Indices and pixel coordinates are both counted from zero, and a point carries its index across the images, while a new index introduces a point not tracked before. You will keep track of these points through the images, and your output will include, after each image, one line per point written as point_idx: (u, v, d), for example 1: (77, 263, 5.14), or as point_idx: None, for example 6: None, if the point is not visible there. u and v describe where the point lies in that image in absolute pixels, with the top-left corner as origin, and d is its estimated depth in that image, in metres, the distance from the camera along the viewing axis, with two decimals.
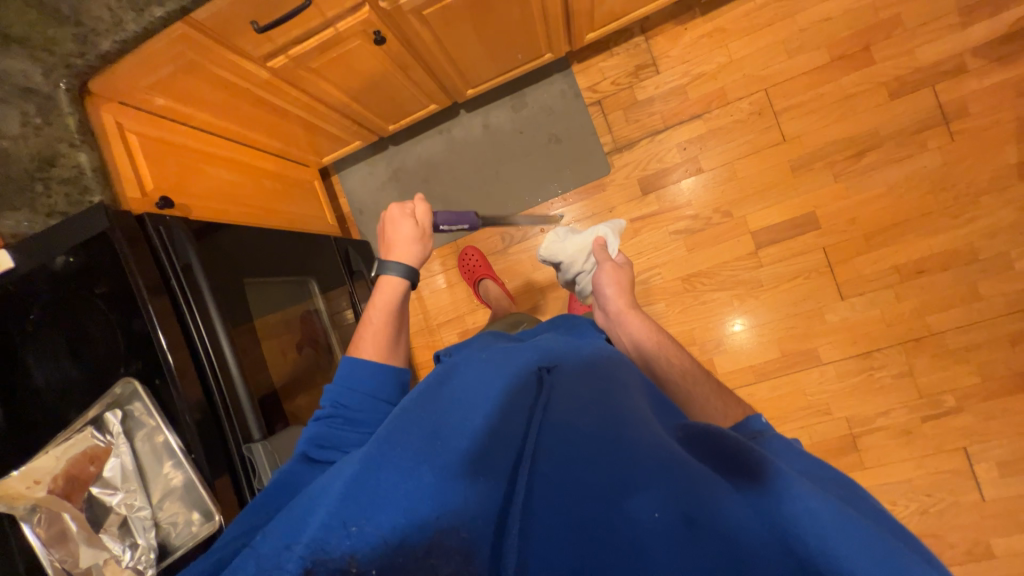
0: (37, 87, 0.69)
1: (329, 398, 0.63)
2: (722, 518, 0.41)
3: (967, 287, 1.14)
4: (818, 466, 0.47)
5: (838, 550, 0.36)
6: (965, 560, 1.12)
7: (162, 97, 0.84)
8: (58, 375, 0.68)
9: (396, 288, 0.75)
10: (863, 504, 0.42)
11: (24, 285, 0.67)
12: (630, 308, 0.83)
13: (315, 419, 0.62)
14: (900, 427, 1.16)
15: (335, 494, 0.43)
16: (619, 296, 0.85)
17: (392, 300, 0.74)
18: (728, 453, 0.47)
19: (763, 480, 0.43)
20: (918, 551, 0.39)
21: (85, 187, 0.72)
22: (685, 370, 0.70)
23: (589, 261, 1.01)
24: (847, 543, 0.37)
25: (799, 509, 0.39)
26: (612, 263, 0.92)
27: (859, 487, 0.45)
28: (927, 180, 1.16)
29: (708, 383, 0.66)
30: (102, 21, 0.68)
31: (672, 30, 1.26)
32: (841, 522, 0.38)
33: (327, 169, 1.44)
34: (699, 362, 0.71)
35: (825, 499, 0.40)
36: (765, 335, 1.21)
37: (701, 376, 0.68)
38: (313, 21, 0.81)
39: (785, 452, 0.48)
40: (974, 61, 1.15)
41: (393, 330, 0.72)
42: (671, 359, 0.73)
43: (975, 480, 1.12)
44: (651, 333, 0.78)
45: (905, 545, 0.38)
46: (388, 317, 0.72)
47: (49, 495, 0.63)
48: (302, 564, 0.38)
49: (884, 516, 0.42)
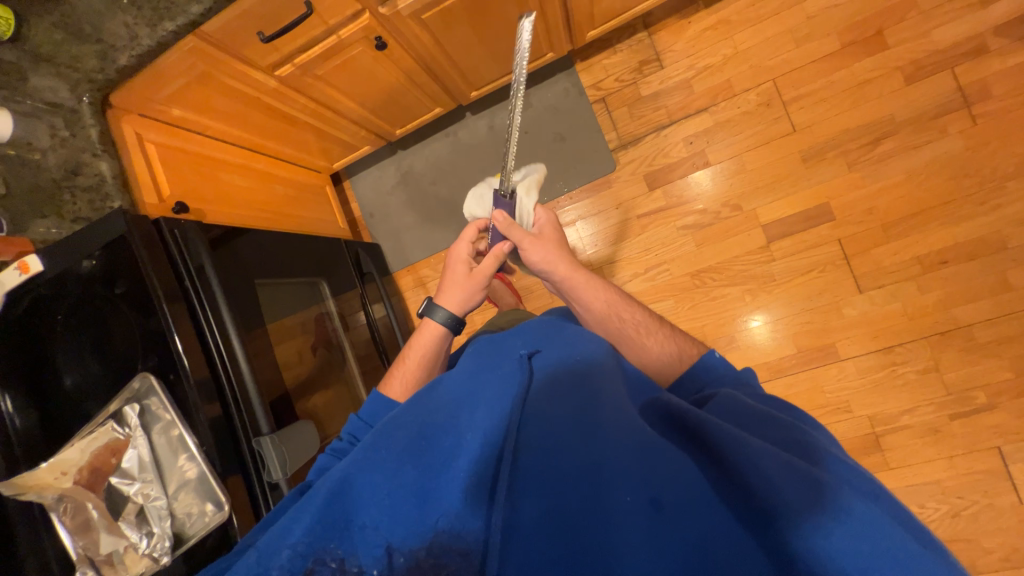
0: (63, 102, 0.75)
1: (347, 429, 0.72)
2: (684, 494, 0.46)
3: (997, 277, 1.08)
4: (779, 423, 0.51)
5: (792, 512, 0.41)
6: (1003, 567, 1.06)
7: (178, 108, 0.88)
8: (84, 372, 0.72)
9: (437, 332, 0.77)
10: (822, 456, 0.47)
11: (55, 287, 0.72)
12: (575, 268, 0.74)
13: (329, 448, 0.71)
14: (927, 426, 1.10)
15: (318, 503, 0.49)
16: (558, 259, 0.75)
17: (434, 343, 0.77)
18: (692, 427, 0.52)
19: (723, 450, 0.47)
20: (874, 492, 0.43)
21: (105, 194, 0.76)
22: (640, 325, 0.71)
23: (525, 218, 0.81)
24: (795, 497, 0.42)
25: (761, 479, 0.44)
26: (525, 237, 0.75)
27: (813, 434, 0.50)
28: (949, 166, 1.11)
29: (659, 332, 0.70)
30: (121, 38, 0.73)
31: (675, 24, 1.25)
32: (789, 478, 0.43)
33: (339, 175, 1.48)
34: (650, 312, 0.73)
35: (779, 460, 0.45)
36: (780, 331, 1.18)
37: (656, 329, 0.71)
38: (316, 29, 0.84)
39: (749, 415, 0.52)
40: (995, 41, 1.10)
41: (424, 371, 0.76)
42: (622, 318, 0.71)
43: (1011, 482, 1.06)
44: (601, 294, 0.72)
45: (857, 490, 0.43)
46: (425, 358, 0.77)
47: (75, 485, 0.67)
48: (305, 563, 0.47)
49: (844, 463, 0.46)
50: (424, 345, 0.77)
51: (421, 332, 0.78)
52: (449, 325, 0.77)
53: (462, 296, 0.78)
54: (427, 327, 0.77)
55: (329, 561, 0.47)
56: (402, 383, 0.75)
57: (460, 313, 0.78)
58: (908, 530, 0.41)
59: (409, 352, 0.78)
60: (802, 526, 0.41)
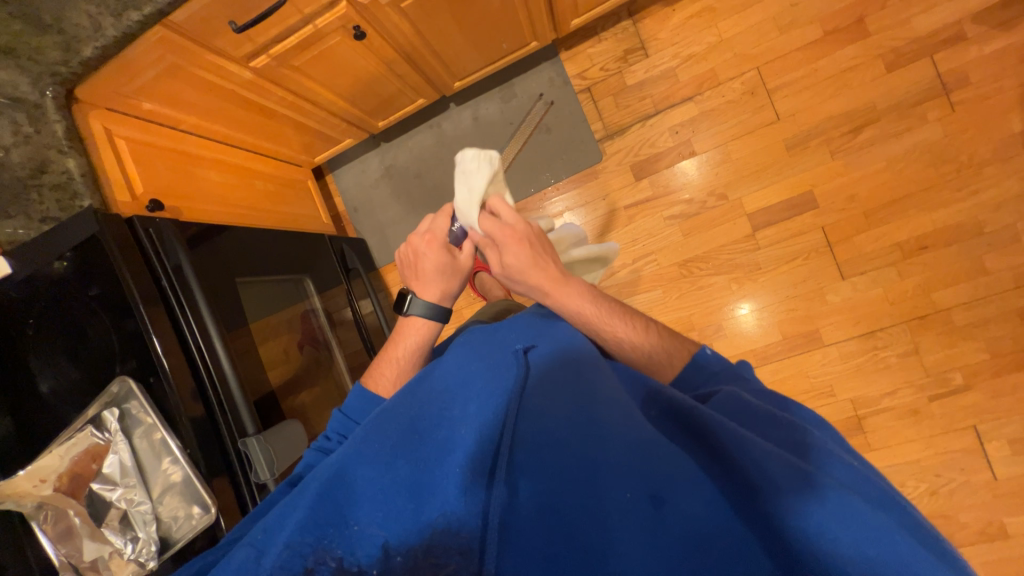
0: (24, 97, 0.71)
1: (335, 429, 0.70)
2: (685, 494, 0.47)
3: (974, 262, 1.11)
4: (784, 428, 0.51)
5: (802, 520, 0.42)
6: (978, 540, 1.10)
7: (149, 102, 0.85)
8: (61, 379, 0.70)
9: (420, 326, 0.76)
10: (831, 459, 0.47)
11: (26, 291, 0.69)
12: (563, 279, 0.70)
13: (315, 449, 0.69)
14: (907, 408, 1.13)
15: (310, 498, 0.48)
16: (540, 274, 0.69)
17: (421, 340, 0.76)
18: (696, 426, 0.51)
19: (730, 453, 0.47)
20: (878, 497, 0.45)
21: (75, 191, 0.74)
22: (625, 338, 0.66)
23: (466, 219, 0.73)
24: (800, 500, 0.43)
25: (766, 482, 0.45)
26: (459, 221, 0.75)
27: (818, 435, 0.51)
28: (928, 152, 1.13)
29: (649, 341, 0.67)
30: (83, 28, 0.69)
31: (659, 12, 1.24)
32: (794, 483, 0.44)
33: (321, 169, 1.45)
34: (637, 321, 0.68)
35: (787, 467, 0.45)
36: (766, 318, 1.19)
37: (642, 338, 0.67)
38: (290, 19, 0.82)
39: (750, 415, 0.53)
40: (973, 28, 1.11)
41: (412, 364, 0.76)
42: (606, 331, 0.67)
43: (986, 459, 1.10)
44: (588, 306, 0.68)
45: (858, 494, 0.44)
46: (414, 354, 0.76)
47: (55, 492, 0.65)
48: (305, 563, 0.45)
49: (846, 466, 0.47)
50: (410, 340, 0.76)
51: (406, 329, 0.77)
52: (431, 317, 0.75)
53: (443, 286, 0.75)
54: (411, 324, 0.76)
55: (328, 560, 0.46)
56: (387, 380, 0.74)
57: (443, 303, 0.76)
58: (913, 535, 0.42)
59: (395, 350, 0.77)
60: (812, 532, 0.42)
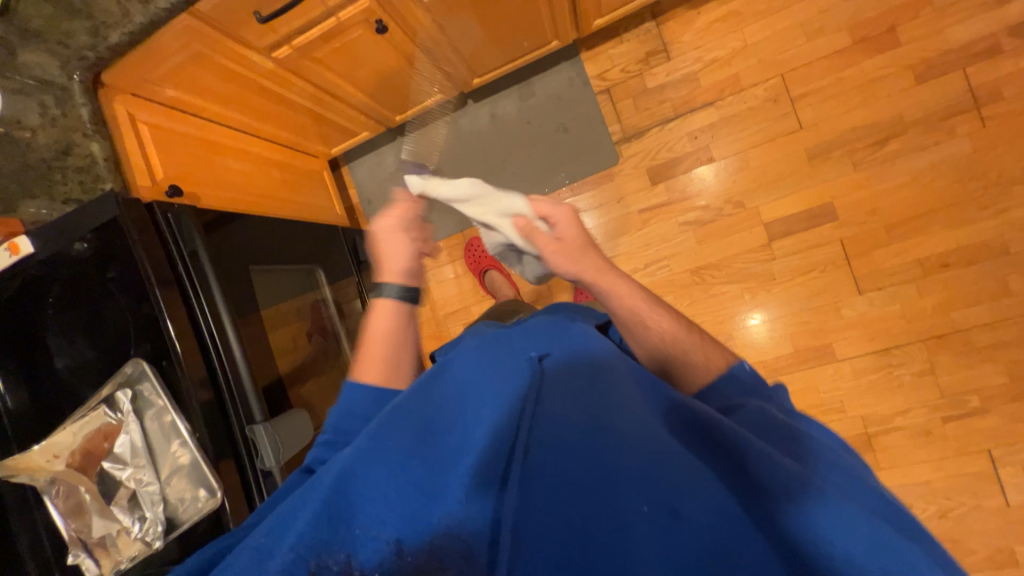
0: (53, 79, 0.73)
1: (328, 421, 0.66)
2: (708, 514, 0.45)
3: (997, 283, 1.08)
4: (810, 449, 0.50)
5: (828, 547, 0.42)
6: (986, 567, 1.07)
7: (173, 89, 0.86)
8: (76, 358, 0.71)
9: (394, 310, 0.69)
10: (859, 487, 0.47)
11: (47, 270, 0.71)
12: (609, 268, 0.68)
13: None
14: (919, 428, 1.11)
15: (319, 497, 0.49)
16: (587, 263, 0.68)
17: (397, 322, 0.68)
18: (718, 441, 0.51)
19: (755, 471, 0.47)
20: (905, 529, 0.44)
21: (97, 174, 0.76)
22: (667, 333, 0.65)
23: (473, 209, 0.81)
24: (827, 527, 0.42)
25: (790, 506, 0.44)
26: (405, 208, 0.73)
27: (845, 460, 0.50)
28: (955, 168, 1.10)
29: (691, 337, 0.66)
30: (110, 14, 0.70)
31: (684, 15, 1.23)
32: (820, 509, 0.44)
33: (337, 161, 1.46)
34: (680, 317, 0.67)
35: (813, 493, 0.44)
36: (778, 330, 1.17)
37: (684, 336, 0.65)
38: (313, 11, 0.83)
39: (776, 433, 0.52)
40: (1009, 41, 1.08)
41: (393, 345, 0.67)
42: (649, 323, 0.66)
43: (999, 485, 1.07)
44: (634, 296, 0.67)
45: (885, 523, 0.44)
46: (394, 336, 0.67)
47: (67, 468, 0.67)
48: (308, 566, 0.46)
49: (869, 493, 0.46)
50: (382, 324, 0.67)
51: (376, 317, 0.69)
52: (405, 298, 0.69)
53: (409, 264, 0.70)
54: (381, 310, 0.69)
55: (330, 564, 0.46)
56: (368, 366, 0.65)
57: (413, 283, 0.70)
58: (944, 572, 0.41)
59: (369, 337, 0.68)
60: (836, 560, 0.41)
